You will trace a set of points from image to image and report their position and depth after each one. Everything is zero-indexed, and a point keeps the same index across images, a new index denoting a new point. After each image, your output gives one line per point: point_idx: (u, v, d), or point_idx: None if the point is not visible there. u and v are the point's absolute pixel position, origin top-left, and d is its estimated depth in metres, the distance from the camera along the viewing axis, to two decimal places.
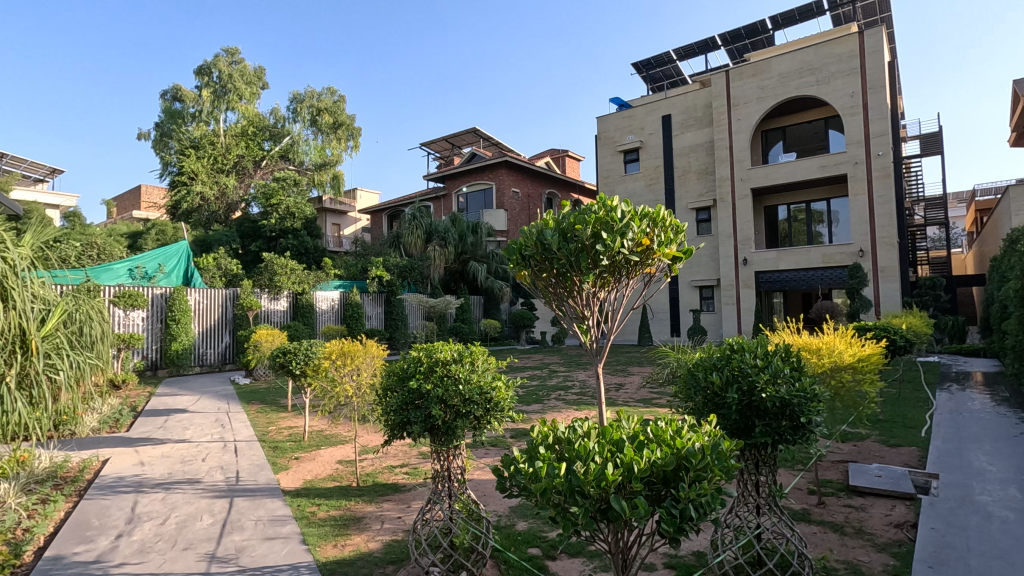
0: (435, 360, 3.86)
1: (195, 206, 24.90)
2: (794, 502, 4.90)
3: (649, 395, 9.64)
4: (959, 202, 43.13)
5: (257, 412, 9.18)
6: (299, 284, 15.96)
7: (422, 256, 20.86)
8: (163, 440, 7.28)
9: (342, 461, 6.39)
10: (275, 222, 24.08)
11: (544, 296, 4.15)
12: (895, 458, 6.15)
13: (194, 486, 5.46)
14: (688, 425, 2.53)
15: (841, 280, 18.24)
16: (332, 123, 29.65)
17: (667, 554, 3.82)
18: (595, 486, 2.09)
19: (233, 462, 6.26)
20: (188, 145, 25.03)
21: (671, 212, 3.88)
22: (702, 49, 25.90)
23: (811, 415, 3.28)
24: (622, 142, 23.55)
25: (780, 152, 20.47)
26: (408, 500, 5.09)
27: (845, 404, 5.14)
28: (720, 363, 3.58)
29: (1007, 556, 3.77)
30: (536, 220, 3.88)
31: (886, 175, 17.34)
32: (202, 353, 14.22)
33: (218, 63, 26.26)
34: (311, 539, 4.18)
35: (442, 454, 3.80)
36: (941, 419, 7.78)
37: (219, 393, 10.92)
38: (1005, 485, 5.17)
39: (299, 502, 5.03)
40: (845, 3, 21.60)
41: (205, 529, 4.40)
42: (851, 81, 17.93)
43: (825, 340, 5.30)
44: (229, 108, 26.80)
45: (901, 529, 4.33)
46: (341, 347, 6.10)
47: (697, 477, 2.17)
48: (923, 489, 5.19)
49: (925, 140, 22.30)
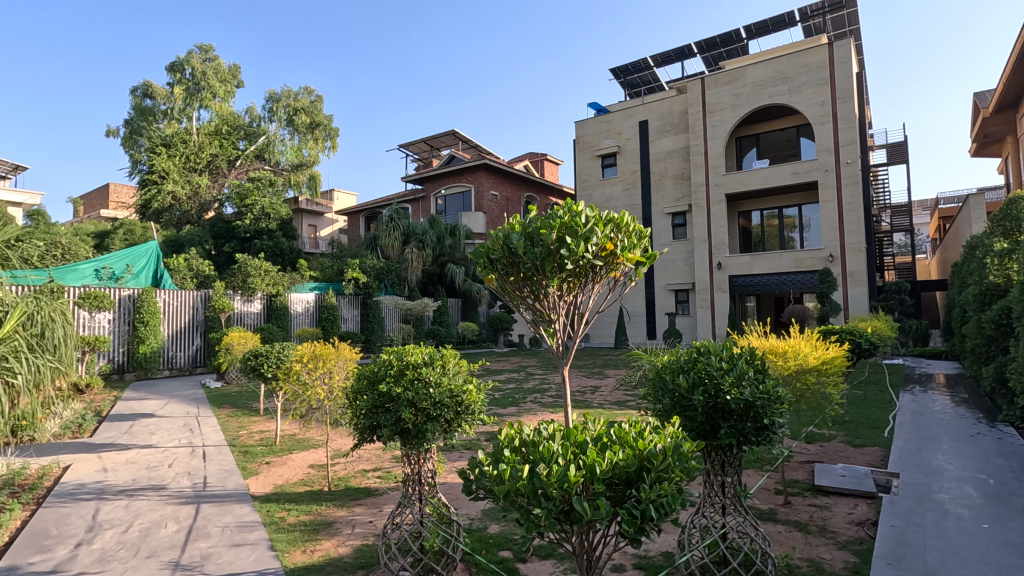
0: (405, 363, 3.84)
1: (166, 205, 24.15)
2: (761, 502, 5.01)
3: (622, 397, 9.76)
4: (924, 209, 44.79)
5: (228, 416, 9.02)
6: (274, 286, 15.71)
7: (399, 259, 20.74)
8: (128, 445, 7.11)
9: (314, 465, 6.32)
10: (249, 222, 23.71)
11: (512, 299, 4.16)
12: (859, 457, 6.33)
13: (160, 492, 5.34)
14: (651, 427, 2.57)
15: (811, 284, 18.66)
16: (309, 124, 29.34)
17: (636, 555, 3.86)
18: (558, 488, 2.12)
19: (201, 468, 6.13)
20: (159, 143, 24.19)
21: (635, 217, 3.93)
22: (678, 57, 26.35)
23: (774, 416, 3.36)
24: (600, 147, 23.76)
25: (753, 158, 20.91)
26: (381, 504, 5.07)
27: (810, 406, 5.27)
28: (687, 366, 3.65)
29: (963, 553, 3.91)
30: (502, 224, 3.90)
31: (855, 182, 17.82)
32: (172, 356, 13.89)
33: (191, 60, 25.84)
34: (280, 545, 4.12)
35: (412, 457, 3.78)
36: (902, 419, 8.09)
37: (188, 398, 10.65)
38: (962, 483, 5.37)
39: (268, 507, 4.96)
40: (816, 14, 22.21)
41: (169, 536, 4.31)
42: (821, 90, 18.42)
43: (790, 342, 5.41)
44: (202, 106, 26.40)
45: (862, 527, 4.45)
46: (313, 350, 6.02)
47: (658, 478, 2.21)
48: (885, 488, 5.33)
49: (891, 149, 23.06)
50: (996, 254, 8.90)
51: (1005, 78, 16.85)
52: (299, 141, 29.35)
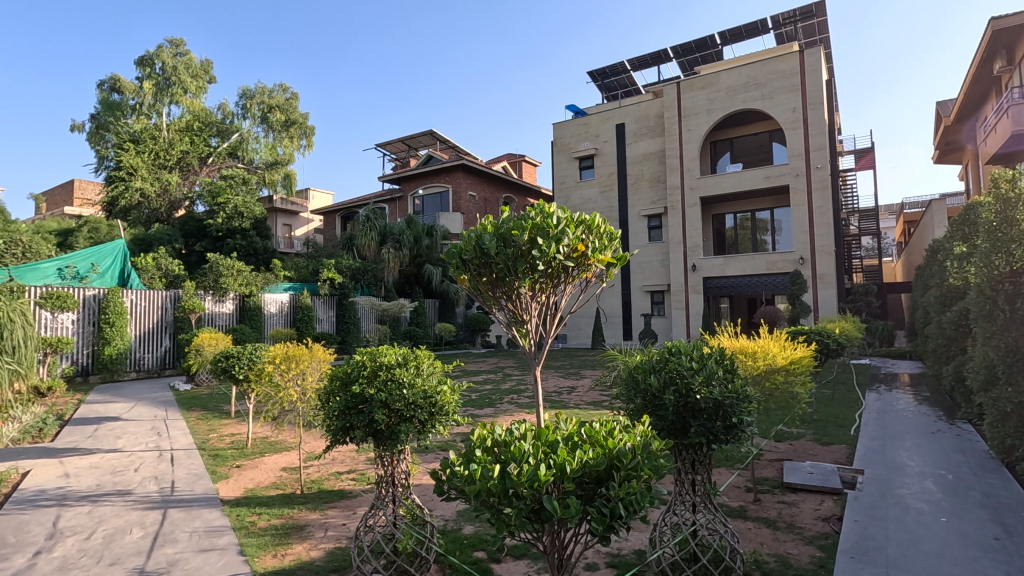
0: (378, 364, 3.81)
1: (135, 203, 23.23)
2: (731, 500, 5.10)
3: (597, 397, 9.87)
4: (890, 214, 46.32)
5: (197, 419, 8.81)
6: (247, 286, 15.44)
7: (376, 259, 20.59)
8: (92, 450, 6.88)
9: (287, 468, 6.23)
10: (221, 221, 23.24)
11: (484, 300, 4.16)
12: (827, 455, 6.49)
13: (125, 498, 5.19)
14: (622, 426, 2.60)
15: (783, 286, 19.05)
16: (284, 121, 28.98)
17: (609, 553, 3.90)
18: (528, 487, 2.14)
19: (169, 472, 5.99)
20: (127, 139, 23.50)
21: (606, 220, 3.96)
22: (655, 61, 26.69)
23: (742, 415, 3.43)
24: (578, 149, 23.94)
25: (727, 162, 21.31)
26: (354, 506, 5.01)
27: (779, 404, 5.39)
28: (658, 366, 3.70)
29: (923, 546, 4.04)
30: (475, 225, 3.91)
31: (825, 187, 18.29)
32: (139, 358, 13.52)
33: (161, 55, 25.22)
34: (249, 549, 4.05)
35: (386, 459, 3.74)
36: (868, 417, 8.33)
37: (156, 401, 10.35)
38: (922, 478, 5.56)
39: (237, 512, 4.86)
40: (788, 22, 22.74)
41: (134, 542, 4.19)
42: (793, 97, 18.86)
43: (760, 342, 5.53)
44: (173, 102, 25.72)
45: (828, 523, 4.57)
46: (286, 351, 5.92)
47: (627, 477, 2.24)
48: (850, 484, 5.48)
49: (859, 155, 23.74)
50: (953, 257, 9.27)
51: (965, 87, 17.50)
52: (273, 139, 28.99)
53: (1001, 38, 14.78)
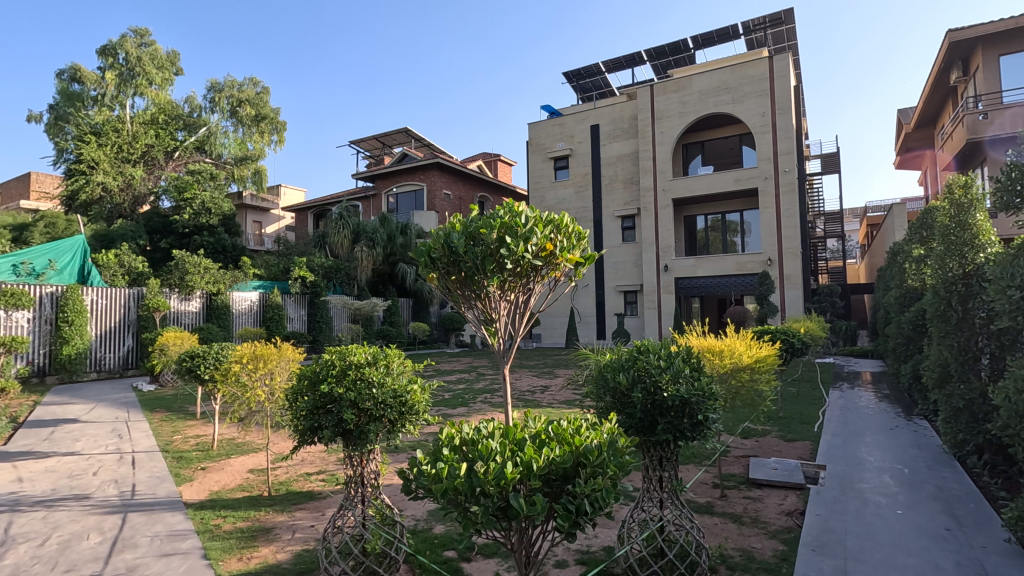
0: (348, 363, 3.76)
1: (96, 197, 22.48)
2: (699, 496, 5.20)
3: (570, 395, 9.97)
4: (854, 217, 47.76)
5: (161, 421, 8.55)
6: (215, 284, 15.09)
7: (348, 257, 20.33)
8: (47, 453, 6.63)
9: (253, 470, 6.10)
10: (188, 217, 22.62)
11: (453, 299, 4.14)
12: (791, 451, 6.67)
13: (82, 502, 5.01)
14: (588, 424, 2.63)
15: (751, 286, 19.48)
16: (254, 116, 28.43)
17: (579, 550, 3.92)
18: (495, 485, 2.14)
19: (129, 475, 5.80)
20: (87, 131, 22.42)
21: (575, 220, 3.98)
22: (629, 63, 26.97)
23: (708, 412, 3.50)
24: (553, 150, 24.06)
25: (698, 165, 21.69)
26: (323, 508, 4.94)
27: (745, 403, 5.50)
28: (627, 364, 3.75)
29: (880, 537, 4.19)
30: (443, 224, 3.89)
31: (792, 190, 18.77)
32: (100, 357, 13.07)
33: (124, 45, 24.38)
34: (213, 553, 3.96)
35: (355, 459, 3.70)
36: (831, 414, 8.58)
37: (117, 402, 10.04)
38: (880, 472, 5.76)
39: (202, 515, 4.74)
40: (758, 29, 23.22)
41: (91, 548, 4.05)
42: (762, 101, 19.30)
43: (726, 342, 5.65)
44: (137, 93, 24.98)
45: (790, 517, 4.69)
46: (254, 350, 5.81)
47: (593, 474, 2.27)
48: (813, 480, 5.63)
49: (825, 159, 24.42)
50: (912, 259, 9.63)
51: (924, 96, 18.20)
52: (243, 134, 28.47)
53: (957, 50, 15.43)
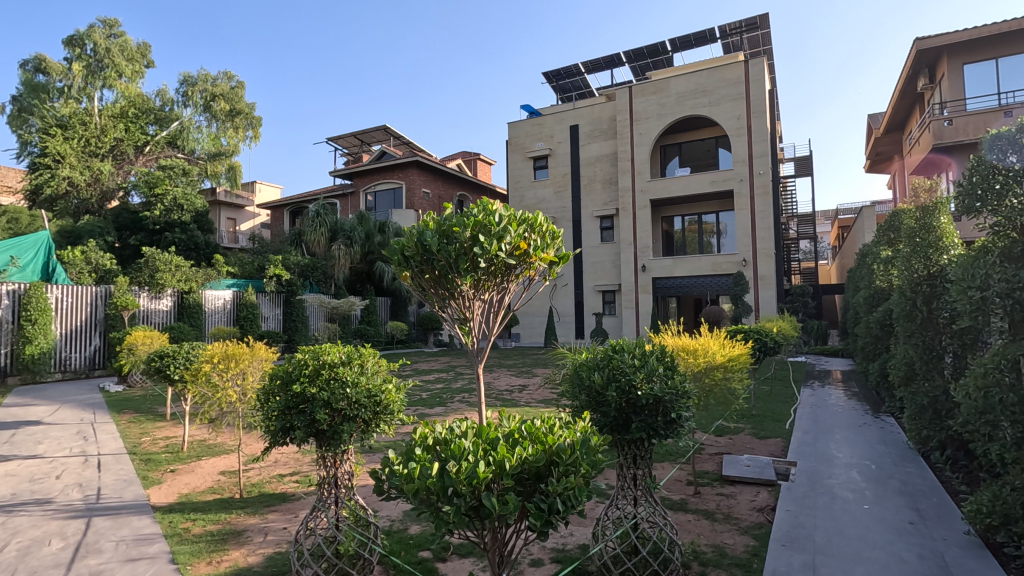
0: (321, 362, 3.70)
1: (62, 191, 21.59)
2: (673, 493, 5.25)
3: (548, 394, 10.00)
4: (826, 220, 48.97)
5: (129, 422, 8.32)
6: (186, 282, 14.76)
7: (326, 256, 20.06)
8: (7, 457, 6.40)
9: (224, 472, 5.97)
10: (159, 213, 22.09)
11: (427, 297, 4.11)
12: (763, 448, 6.79)
13: (43, 507, 4.84)
14: (562, 423, 2.64)
15: (726, 286, 19.79)
16: (228, 111, 27.86)
17: (554, 548, 3.94)
18: (466, 485, 2.13)
19: (94, 478, 5.63)
20: (53, 124, 21.43)
21: (549, 218, 3.99)
22: (608, 65, 27.18)
23: (681, 410, 3.55)
24: (532, 149, 24.10)
25: (676, 166, 21.94)
26: (296, 509, 4.87)
27: (718, 401, 5.58)
28: (602, 364, 3.76)
29: (848, 532, 4.28)
30: (417, 221, 3.85)
31: (766, 193, 19.12)
32: (66, 357, 12.67)
33: (92, 35, 23.65)
34: (182, 557, 3.86)
35: (328, 460, 3.65)
36: (802, 412, 8.77)
37: (83, 402, 9.79)
38: (848, 468, 5.90)
39: (170, 518, 4.62)
40: (734, 33, 23.59)
41: (53, 554, 3.92)
42: (738, 105, 19.62)
43: (700, 341, 5.72)
44: (106, 85, 24.33)
45: (762, 513, 4.78)
46: (225, 350, 5.69)
47: (566, 472, 2.27)
48: (784, 476, 5.75)
49: (799, 162, 24.95)
50: (880, 261, 9.89)
51: (893, 102, 18.71)
52: (217, 129, 27.93)
53: (923, 58, 15.91)
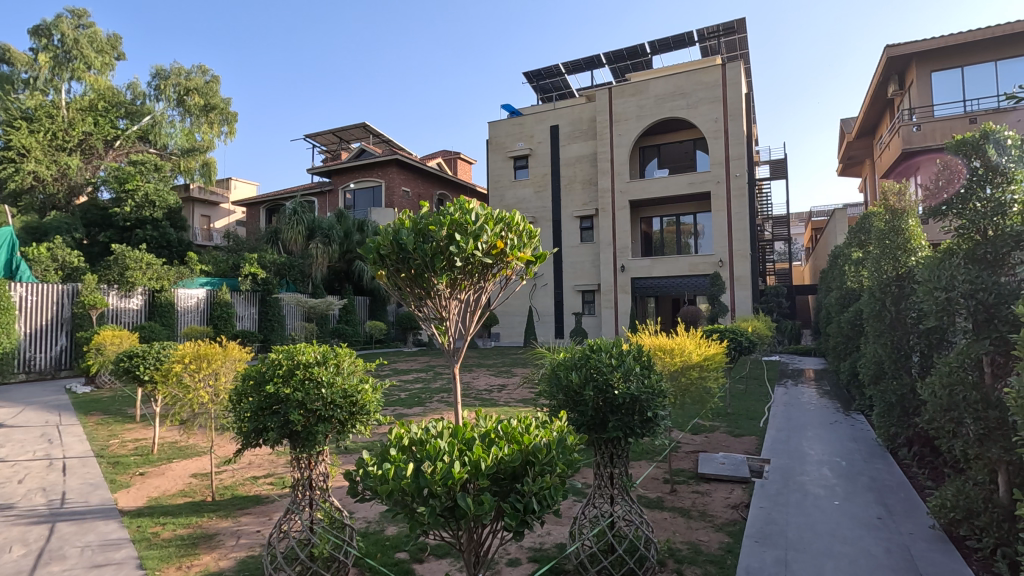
0: (296, 362, 3.63)
1: (27, 186, 20.89)
2: (650, 491, 5.30)
3: (527, 393, 10.01)
4: (800, 222, 50.05)
5: (96, 425, 8.08)
6: (158, 281, 14.43)
7: (303, 254, 19.78)
8: None
9: (196, 475, 5.85)
10: (129, 210, 21.53)
11: (404, 296, 4.07)
12: (738, 446, 6.90)
13: (4, 513, 4.67)
14: (538, 422, 2.64)
15: (703, 286, 20.05)
16: (202, 106, 27.31)
17: (531, 548, 3.93)
18: (441, 485, 2.12)
19: (59, 483, 5.45)
20: (17, 116, 20.70)
21: (526, 218, 3.98)
22: (588, 66, 27.31)
23: (657, 409, 3.58)
24: (512, 149, 24.09)
25: (654, 168, 22.16)
26: (269, 512, 4.78)
27: (694, 399, 5.65)
28: (579, 363, 3.77)
29: (819, 528, 4.36)
30: (392, 220, 3.82)
31: (742, 195, 19.43)
32: (30, 357, 12.28)
33: (60, 25, 22.98)
34: (151, 562, 3.77)
35: (303, 461, 3.59)
36: (776, 410, 8.92)
37: (49, 403, 9.51)
38: (820, 465, 6.02)
39: (139, 523, 4.50)
40: (712, 36, 23.83)
41: (13, 562, 3.78)
42: (715, 107, 19.90)
43: (677, 340, 5.78)
44: (74, 78, 23.60)
45: (736, 510, 4.85)
46: (196, 350, 5.56)
47: (541, 471, 2.27)
48: (757, 473, 5.85)
49: (774, 165, 25.40)
50: (852, 262, 10.12)
51: (864, 107, 19.16)
52: (191, 124, 27.32)
53: (893, 65, 16.32)
